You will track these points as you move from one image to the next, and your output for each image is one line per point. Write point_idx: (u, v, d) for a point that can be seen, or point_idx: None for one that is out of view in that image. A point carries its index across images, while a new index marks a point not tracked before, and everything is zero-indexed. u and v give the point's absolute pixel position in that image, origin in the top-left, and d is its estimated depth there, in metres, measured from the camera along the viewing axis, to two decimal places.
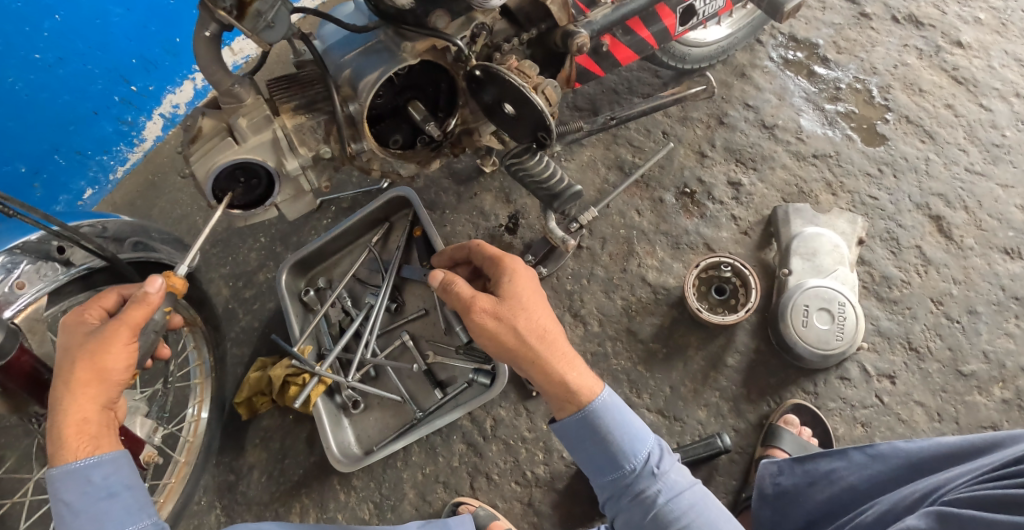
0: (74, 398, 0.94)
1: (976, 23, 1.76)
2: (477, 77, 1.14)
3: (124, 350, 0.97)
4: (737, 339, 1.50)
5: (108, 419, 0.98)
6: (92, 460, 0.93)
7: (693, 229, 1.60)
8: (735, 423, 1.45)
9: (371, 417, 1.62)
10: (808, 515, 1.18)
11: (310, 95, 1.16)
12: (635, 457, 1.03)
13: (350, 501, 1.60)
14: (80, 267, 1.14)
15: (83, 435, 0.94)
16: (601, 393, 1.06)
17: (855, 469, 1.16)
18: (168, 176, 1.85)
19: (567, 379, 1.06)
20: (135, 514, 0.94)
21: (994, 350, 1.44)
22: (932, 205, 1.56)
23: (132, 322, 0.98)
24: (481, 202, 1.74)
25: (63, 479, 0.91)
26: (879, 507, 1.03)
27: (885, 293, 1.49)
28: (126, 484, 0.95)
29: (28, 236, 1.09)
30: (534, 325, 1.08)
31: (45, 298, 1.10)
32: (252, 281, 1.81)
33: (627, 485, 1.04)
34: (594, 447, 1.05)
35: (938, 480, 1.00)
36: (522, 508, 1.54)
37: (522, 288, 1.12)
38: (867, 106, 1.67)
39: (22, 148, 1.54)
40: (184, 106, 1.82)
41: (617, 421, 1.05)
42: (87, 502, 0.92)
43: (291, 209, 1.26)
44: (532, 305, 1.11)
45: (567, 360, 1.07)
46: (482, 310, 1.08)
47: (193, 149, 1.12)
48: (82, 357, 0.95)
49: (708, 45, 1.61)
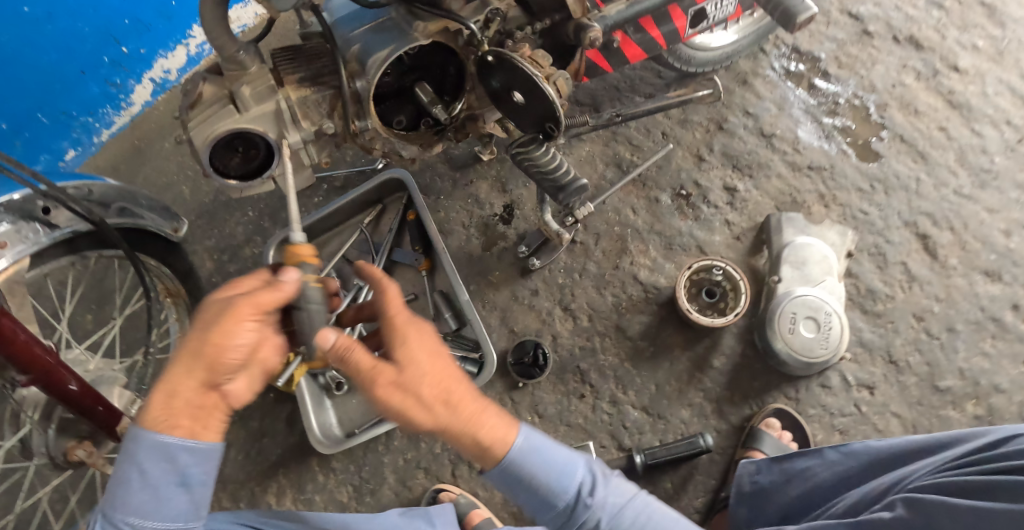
0: (178, 368, 0.90)
1: (974, 50, 1.67)
2: (488, 63, 1.15)
3: (241, 331, 0.90)
4: (724, 343, 1.52)
5: (214, 404, 0.92)
6: (188, 443, 0.89)
7: (687, 231, 1.61)
8: (717, 424, 1.48)
9: (354, 400, 1.63)
10: (783, 511, 1.20)
11: (315, 69, 1.16)
12: (566, 492, 1.03)
13: (329, 482, 1.59)
14: (62, 230, 1.18)
15: (176, 413, 0.88)
16: (516, 441, 1.01)
17: (828, 465, 1.19)
18: (154, 143, 1.86)
19: (478, 438, 1.01)
20: (190, 511, 0.90)
21: (969, 368, 1.46)
22: (920, 224, 1.55)
23: (256, 303, 0.91)
24: (477, 190, 1.73)
25: (148, 447, 0.87)
26: (845, 500, 1.06)
27: (869, 306, 1.51)
28: (203, 481, 0.91)
29: (13, 195, 1.10)
30: (438, 393, 1.00)
31: (26, 260, 1.14)
32: (237, 255, 1.80)
33: (567, 521, 1.04)
34: (526, 492, 1.03)
35: (899, 474, 1.02)
36: (503, 497, 1.54)
37: (420, 352, 1.01)
38: (863, 123, 1.63)
39: (7, 107, 1.50)
40: (175, 71, 1.82)
41: (541, 462, 1.03)
42: (158, 480, 0.87)
43: (289, 182, 1.25)
44: (435, 368, 1.01)
45: (475, 419, 1.01)
46: (385, 384, 0.98)
47: (191, 115, 1.12)
48: (201, 327, 0.91)
49: (714, 50, 1.62)
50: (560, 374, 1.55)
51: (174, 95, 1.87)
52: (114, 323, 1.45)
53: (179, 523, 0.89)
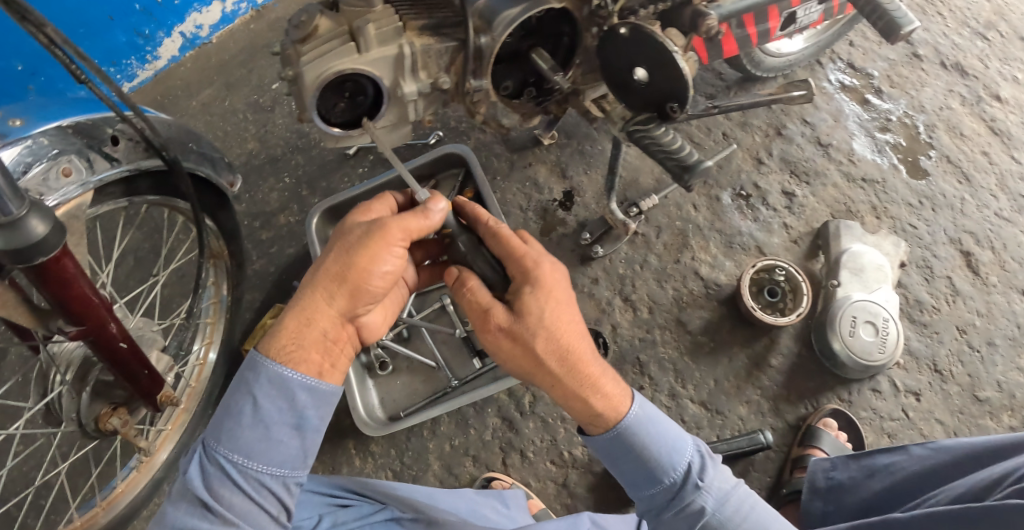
0: (317, 296, 0.92)
1: (1014, 81, 1.81)
2: (619, 34, 1.11)
3: (382, 258, 0.93)
4: (781, 342, 1.54)
5: (345, 336, 0.95)
6: (309, 381, 0.87)
7: (747, 231, 1.63)
8: (773, 422, 1.49)
9: (398, 381, 1.54)
10: (864, 503, 1.22)
11: (437, 19, 1.08)
12: (674, 470, 0.94)
13: (366, 467, 1.49)
14: (126, 166, 1.01)
15: (311, 343, 0.90)
16: (632, 408, 0.96)
17: (914, 461, 1.21)
18: (181, 99, 1.75)
19: (590, 401, 0.95)
20: (296, 459, 0.86)
21: (1006, 381, 1.53)
22: (964, 241, 1.63)
23: (404, 229, 0.95)
24: (535, 174, 1.69)
25: (269, 378, 0.85)
26: (951, 492, 1.05)
27: (916, 316, 1.57)
28: (314, 425, 0.88)
29: (80, 117, 0.97)
30: (555, 347, 0.96)
31: (89, 194, 0.97)
32: (270, 222, 1.65)
33: (669, 501, 0.94)
34: (631, 464, 0.95)
35: (1007, 465, 1.01)
36: (556, 488, 1.49)
37: (542, 303, 0.96)
38: (913, 141, 1.72)
39: (26, 44, 1.43)
40: (207, 28, 1.78)
41: (651, 436, 0.95)
42: (270, 420, 0.84)
43: (388, 137, 1.19)
44: (555, 322, 0.96)
45: (592, 381, 0.96)
46: (498, 329, 0.96)
47: (304, 48, 1.02)
48: (340, 253, 0.93)
49: (783, 56, 1.65)
50: (619, 366, 1.52)
51: (203, 53, 1.80)
52: (153, 280, 1.29)
53: (282, 469, 0.85)
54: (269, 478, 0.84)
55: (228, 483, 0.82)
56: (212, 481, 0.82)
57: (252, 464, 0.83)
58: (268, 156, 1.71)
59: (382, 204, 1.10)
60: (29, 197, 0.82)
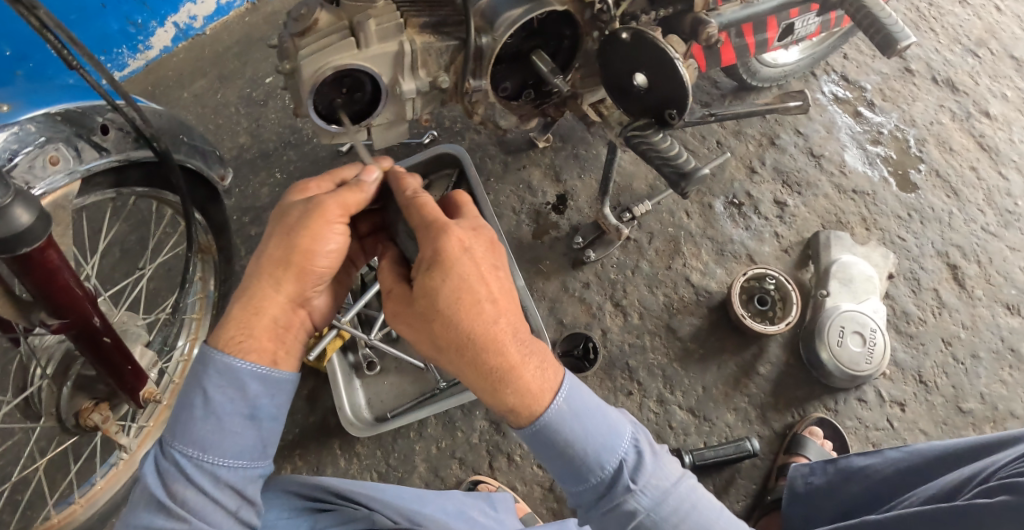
0: (264, 284, 0.86)
1: (1004, 98, 1.84)
2: (622, 40, 1.11)
3: (322, 236, 0.88)
4: (770, 351, 1.55)
5: (298, 322, 0.89)
6: (261, 370, 0.83)
7: (738, 239, 1.64)
8: (760, 430, 1.49)
9: (385, 382, 1.53)
10: (843, 507, 1.20)
11: (439, 16, 1.07)
12: (602, 468, 0.84)
13: (351, 468, 1.47)
14: (115, 156, 0.98)
15: (261, 332, 0.85)
16: (554, 403, 0.84)
17: (890, 463, 1.18)
18: (173, 90, 1.72)
19: (502, 398, 0.83)
20: (255, 450, 0.82)
21: (989, 393, 1.54)
22: (951, 255, 1.65)
23: (345, 204, 0.90)
24: (529, 176, 1.69)
25: (218, 370, 0.81)
26: (923, 493, 1.02)
27: (903, 327, 1.59)
28: (272, 416, 0.84)
29: (69, 106, 0.95)
30: (454, 335, 0.84)
31: (77, 184, 0.94)
32: (260, 218, 1.63)
33: (601, 498, 0.85)
34: (557, 460, 0.85)
35: (978, 466, 0.97)
36: (543, 492, 1.48)
37: (445, 285, 0.84)
38: (903, 154, 1.74)
39: (15, 29, 1.40)
40: (201, 19, 1.76)
41: (577, 432, 0.84)
42: (222, 412, 0.80)
43: (383, 135, 1.18)
44: (460, 305, 0.83)
45: (503, 375, 0.83)
46: (395, 315, 0.90)
47: (303, 42, 1.00)
48: (280, 234, 0.88)
49: (778, 67, 1.68)
50: (608, 371, 1.51)
51: (196, 44, 1.78)
52: (139, 273, 1.26)
53: (240, 461, 0.81)
54: (227, 471, 0.79)
55: (182, 478, 0.78)
56: (166, 476, 0.78)
57: (208, 456, 0.79)
58: (260, 151, 1.69)
59: (332, 174, 1.00)
60: (13, 185, 0.79)
